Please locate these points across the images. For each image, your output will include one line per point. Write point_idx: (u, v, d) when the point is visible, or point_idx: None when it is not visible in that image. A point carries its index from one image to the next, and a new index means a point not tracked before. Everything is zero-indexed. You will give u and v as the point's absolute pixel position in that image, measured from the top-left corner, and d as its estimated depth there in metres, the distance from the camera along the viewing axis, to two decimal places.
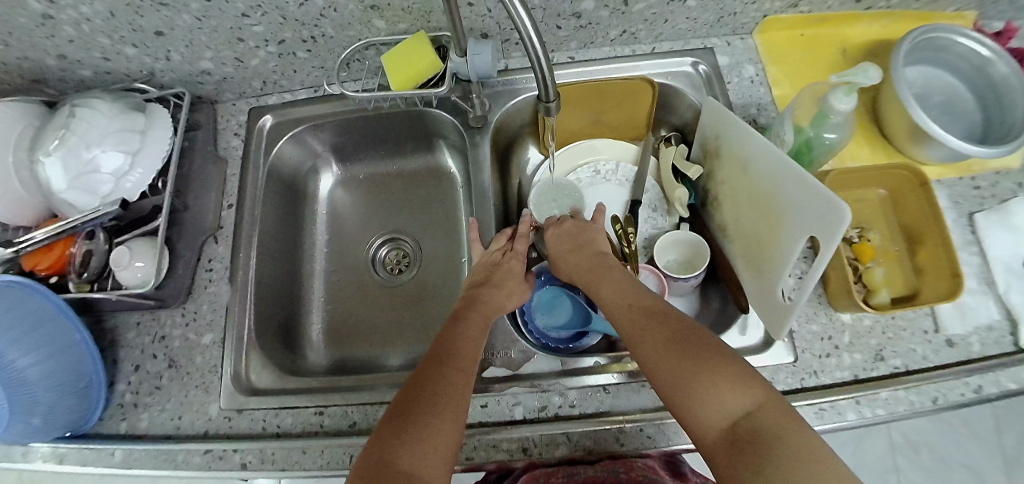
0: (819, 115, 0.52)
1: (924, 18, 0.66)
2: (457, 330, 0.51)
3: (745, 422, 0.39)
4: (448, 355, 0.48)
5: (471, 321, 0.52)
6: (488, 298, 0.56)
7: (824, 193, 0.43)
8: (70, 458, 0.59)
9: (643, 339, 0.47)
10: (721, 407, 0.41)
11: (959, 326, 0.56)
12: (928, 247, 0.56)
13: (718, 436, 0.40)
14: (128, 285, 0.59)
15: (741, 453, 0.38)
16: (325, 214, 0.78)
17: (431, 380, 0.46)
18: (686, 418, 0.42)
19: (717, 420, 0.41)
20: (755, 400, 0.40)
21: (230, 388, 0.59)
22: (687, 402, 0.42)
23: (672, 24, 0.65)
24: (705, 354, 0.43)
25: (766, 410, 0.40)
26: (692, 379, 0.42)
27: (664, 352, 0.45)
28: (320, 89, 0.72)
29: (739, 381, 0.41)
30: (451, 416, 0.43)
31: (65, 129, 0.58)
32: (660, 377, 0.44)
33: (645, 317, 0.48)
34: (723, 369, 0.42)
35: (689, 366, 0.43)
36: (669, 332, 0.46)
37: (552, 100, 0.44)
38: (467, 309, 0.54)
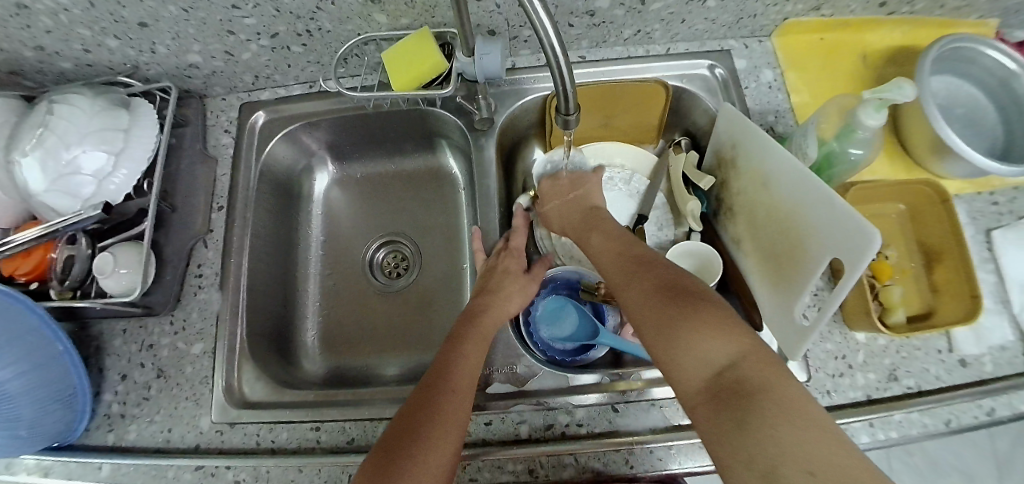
0: (846, 129, 0.49)
1: (949, 24, 0.63)
2: (456, 349, 0.48)
3: (728, 370, 0.36)
4: (446, 376, 0.45)
5: (471, 338, 0.50)
6: (490, 313, 0.53)
7: (852, 216, 0.41)
8: (55, 471, 0.56)
9: (633, 289, 0.46)
10: (704, 353, 0.38)
11: (974, 346, 0.55)
12: (947, 266, 0.54)
13: (700, 385, 0.37)
14: (113, 293, 0.56)
15: (719, 401, 0.35)
16: (320, 215, 0.74)
17: (426, 405, 0.43)
18: (667, 369, 0.40)
19: (700, 368, 0.38)
20: (741, 348, 0.37)
21: (221, 401, 0.57)
22: (669, 347, 0.40)
23: (689, 25, 0.62)
24: (692, 304, 0.41)
25: (747, 357, 0.36)
26: (676, 327, 0.40)
27: (648, 298, 0.44)
28: (315, 85, 0.68)
29: (728, 329, 0.38)
30: (451, 430, 0.41)
31: (43, 128, 0.54)
32: (646, 323, 0.43)
33: (634, 273, 0.47)
34: (709, 315, 0.39)
35: (672, 310, 0.41)
36: (658, 282, 0.45)
37: (572, 113, 0.41)
38: (466, 324, 0.52)
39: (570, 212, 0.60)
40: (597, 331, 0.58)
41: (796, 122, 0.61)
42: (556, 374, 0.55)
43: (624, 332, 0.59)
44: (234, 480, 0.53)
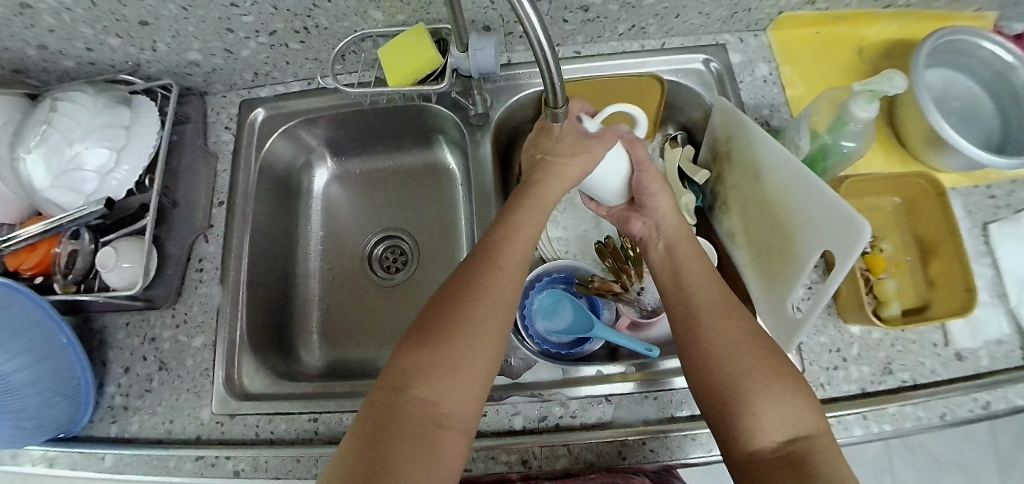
0: (838, 122, 0.50)
1: (947, 17, 0.63)
2: (477, 310, 0.42)
3: (804, 443, 0.36)
4: (465, 345, 0.40)
5: (494, 293, 0.43)
6: (514, 263, 0.46)
7: (843, 208, 0.42)
8: (59, 462, 0.57)
9: (719, 323, 0.42)
10: (786, 417, 0.37)
11: (969, 340, 0.54)
12: (942, 259, 0.54)
13: (769, 445, 0.37)
14: (116, 287, 0.57)
15: (788, 467, 0.35)
16: (320, 210, 0.75)
17: (441, 377, 0.39)
18: (736, 415, 0.38)
19: (776, 428, 0.37)
20: (817, 425, 0.38)
21: (222, 392, 0.58)
22: (751, 397, 0.38)
23: (684, 19, 0.62)
24: (781, 362, 0.40)
25: (823, 439, 0.37)
26: (765, 382, 0.38)
27: (739, 340, 0.41)
28: (313, 81, 0.69)
29: (809, 402, 0.38)
30: (480, 351, 0.40)
31: (47, 125, 0.55)
32: (728, 361, 0.40)
33: (725, 308, 0.43)
34: (797, 382, 0.39)
35: (765, 362, 0.39)
36: (749, 327, 0.42)
37: (561, 105, 0.42)
38: (492, 273, 0.44)
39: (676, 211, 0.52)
40: (592, 325, 0.57)
41: (791, 115, 0.61)
42: (551, 366, 0.56)
43: (618, 325, 0.60)
44: (234, 470, 0.54)
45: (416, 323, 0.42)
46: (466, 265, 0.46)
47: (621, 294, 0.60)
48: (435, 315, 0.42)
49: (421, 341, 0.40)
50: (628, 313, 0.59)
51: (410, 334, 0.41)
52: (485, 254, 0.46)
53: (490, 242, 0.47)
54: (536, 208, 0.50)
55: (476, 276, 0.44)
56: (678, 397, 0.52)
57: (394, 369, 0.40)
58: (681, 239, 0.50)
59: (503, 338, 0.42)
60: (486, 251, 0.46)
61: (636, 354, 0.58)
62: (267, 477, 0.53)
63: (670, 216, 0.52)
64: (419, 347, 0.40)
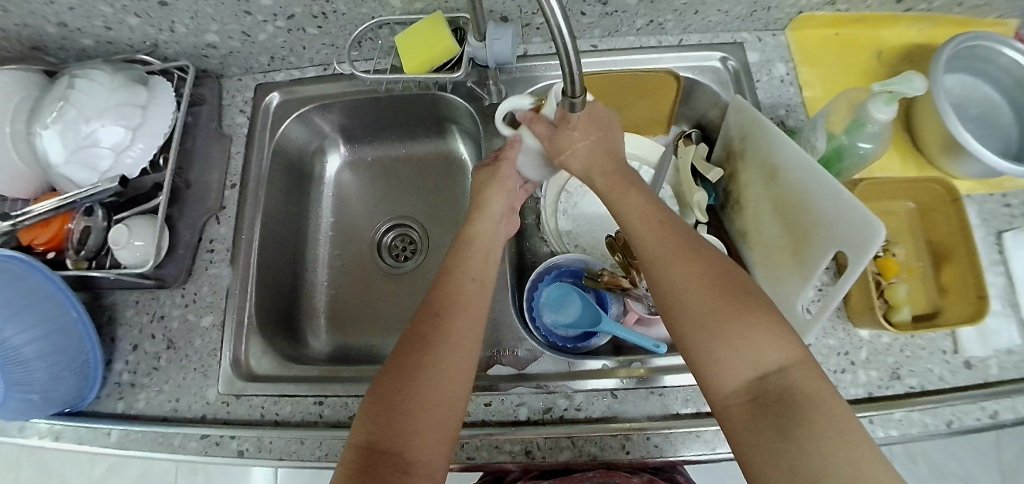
0: (856, 123, 0.49)
1: (968, 22, 0.62)
2: (431, 357, 0.42)
3: (775, 378, 0.36)
4: (424, 393, 0.40)
5: (447, 339, 0.43)
6: (466, 305, 0.46)
7: (858, 210, 0.41)
8: (65, 435, 0.58)
9: (671, 270, 0.41)
10: (752, 357, 0.36)
11: (979, 348, 0.54)
12: (955, 265, 0.54)
13: (741, 388, 0.37)
14: (128, 264, 0.58)
15: (765, 411, 0.35)
16: (331, 196, 0.75)
17: (405, 425, 0.39)
18: (703, 365, 0.38)
19: (744, 371, 0.37)
20: (791, 356, 0.36)
21: (229, 373, 0.58)
22: (713, 345, 0.38)
23: (702, 16, 0.62)
24: (742, 299, 0.39)
25: (800, 367, 0.36)
26: (724, 326, 0.38)
27: (694, 287, 0.40)
28: (329, 67, 0.69)
29: (778, 333, 0.37)
30: (440, 399, 0.40)
31: (64, 101, 0.56)
32: (685, 311, 0.40)
33: (679, 253, 0.42)
34: (760, 316, 0.38)
35: (724, 306, 0.38)
36: (704, 270, 0.41)
37: (579, 95, 0.42)
38: (440, 318, 0.45)
39: (602, 164, 0.51)
40: (599, 319, 0.58)
41: (807, 116, 0.61)
42: (557, 358, 0.56)
43: (625, 320, 0.60)
44: (238, 450, 0.54)
45: (377, 379, 0.42)
46: (417, 313, 0.46)
47: (630, 289, 0.59)
48: (393, 369, 0.42)
49: (383, 395, 0.41)
50: (635, 309, 0.59)
51: (372, 392, 0.42)
52: (436, 300, 0.46)
53: (438, 289, 0.47)
54: (476, 251, 0.51)
55: (426, 326, 0.44)
56: (683, 394, 0.52)
57: (360, 429, 0.40)
58: (618, 179, 0.49)
59: (462, 379, 0.42)
60: (435, 297, 0.47)
61: (642, 349, 0.59)
62: (270, 458, 0.54)
63: (606, 164, 0.51)
64: (381, 401, 0.40)
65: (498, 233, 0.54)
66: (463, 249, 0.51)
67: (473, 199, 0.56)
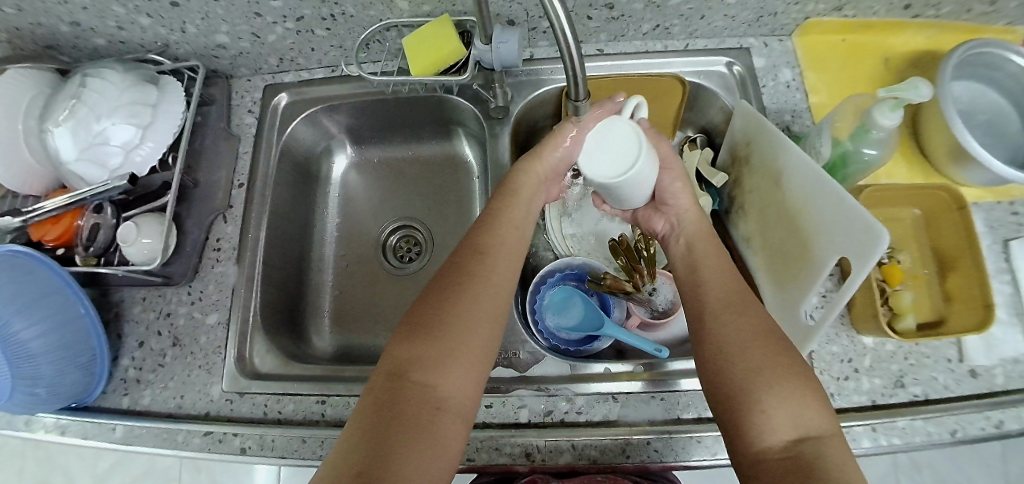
0: (861, 129, 0.49)
1: (976, 29, 0.62)
2: (470, 295, 0.43)
3: (811, 443, 0.35)
4: (460, 332, 0.41)
5: (485, 280, 0.44)
6: (504, 250, 0.47)
7: (862, 215, 0.41)
8: (71, 430, 0.59)
9: (736, 317, 0.42)
10: (800, 417, 0.36)
11: (985, 357, 0.53)
12: (961, 273, 0.53)
13: (778, 443, 0.36)
14: (135, 261, 0.58)
15: (796, 470, 0.34)
16: (338, 197, 0.76)
17: (441, 360, 0.39)
18: (745, 408, 0.37)
19: (785, 425, 0.36)
20: (827, 427, 0.36)
21: (233, 370, 0.58)
22: (764, 393, 0.37)
23: (709, 21, 0.62)
24: (801, 365, 0.39)
25: (834, 441, 0.36)
26: (779, 379, 0.38)
27: (757, 335, 0.40)
28: (337, 69, 0.69)
29: (824, 406, 0.37)
30: (477, 338, 0.41)
31: (76, 100, 0.57)
32: (743, 354, 0.39)
33: (736, 306, 0.43)
34: (814, 386, 0.38)
35: (774, 364, 0.38)
36: (767, 324, 0.41)
37: (581, 97, 0.42)
38: (483, 257, 0.45)
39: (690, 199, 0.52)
40: (602, 323, 0.58)
41: (812, 122, 0.61)
42: (559, 360, 0.56)
43: (628, 324, 0.60)
44: (241, 447, 0.55)
45: (413, 309, 0.43)
46: (456, 252, 0.47)
47: (633, 293, 0.59)
48: (428, 303, 0.43)
49: (417, 326, 0.41)
50: (639, 313, 0.59)
51: (407, 321, 0.43)
52: (476, 240, 0.47)
53: (478, 229, 0.48)
54: (519, 200, 0.51)
55: (467, 262, 0.45)
56: (686, 399, 0.52)
57: (393, 356, 0.41)
58: (701, 232, 0.51)
59: (497, 324, 0.43)
60: (474, 239, 0.47)
61: (646, 355, 0.58)
62: (273, 456, 0.54)
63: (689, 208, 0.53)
64: (416, 331, 0.41)
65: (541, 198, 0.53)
66: (503, 195, 0.51)
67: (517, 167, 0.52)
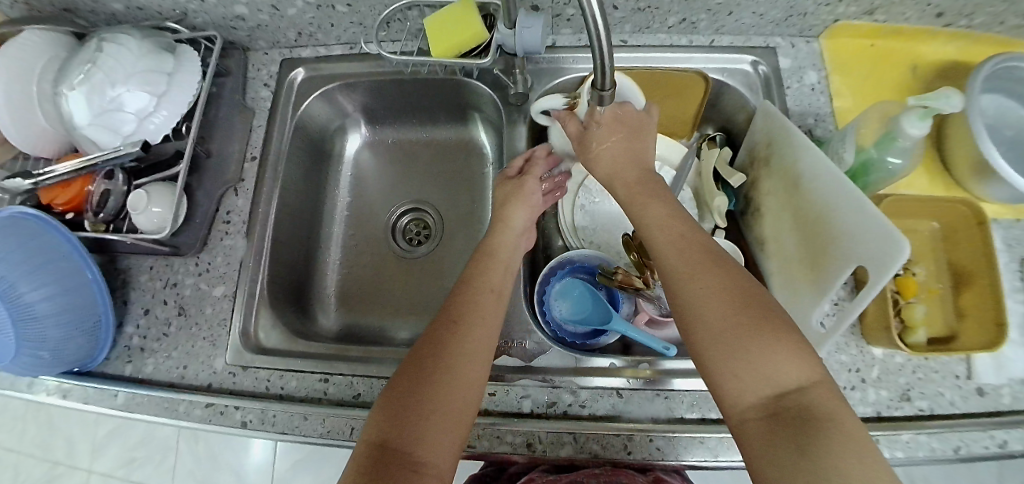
0: (886, 138, 0.48)
1: (1009, 42, 0.60)
2: (447, 363, 0.43)
3: (793, 396, 0.35)
4: (439, 398, 0.41)
5: (463, 347, 0.44)
6: (482, 315, 0.47)
7: (885, 225, 0.41)
8: (73, 394, 0.59)
9: (692, 284, 0.40)
10: (773, 374, 0.36)
11: (994, 376, 0.53)
12: (975, 289, 0.53)
13: (756, 402, 0.36)
14: (145, 230, 0.58)
15: (782, 427, 0.34)
16: (349, 176, 0.76)
17: (418, 427, 0.40)
18: (719, 378, 0.37)
19: (761, 384, 0.36)
20: (809, 376, 0.36)
21: (237, 344, 0.58)
22: (732, 359, 0.37)
23: (736, 18, 0.61)
24: (766, 317, 0.38)
25: (817, 388, 0.35)
26: (744, 343, 0.37)
27: (712, 300, 0.39)
28: (356, 46, 0.68)
29: (799, 353, 0.37)
30: (455, 403, 0.41)
31: (92, 64, 0.56)
32: (704, 324, 0.39)
33: (703, 265, 0.41)
34: (783, 335, 0.37)
35: (743, 320, 0.38)
36: (725, 281, 0.40)
37: (607, 88, 0.41)
38: (458, 326, 0.46)
39: (624, 165, 0.50)
40: (609, 318, 0.57)
41: (836, 127, 0.60)
42: (564, 353, 0.56)
43: (636, 320, 0.60)
44: (242, 421, 0.55)
45: (392, 380, 0.43)
46: (436, 320, 0.47)
47: (642, 290, 0.59)
48: (408, 373, 0.43)
49: (395, 396, 0.42)
50: (647, 309, 0.59)
51: (386, 392, 0.43)
52: (454, 308, 0.47)
53: (457, 295, 0.49)
54: (497, 261, 0.52)
55: (443, 330, 0.45)
56: (690, 399, 0.52)
57: (372, 426, 0.41)
58: (639, 188, 0.48)
59: (474, 388, 0.43)
60: (451, 306, 0.48)
61: (653, 352, 0.58)
62: (274, 431, 0.54)
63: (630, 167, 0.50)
64: (394, 401, 0.41)
65: (520, 246, 0.56)
66: (483, 260, 0.52)
67: (496, 213, 0.57)
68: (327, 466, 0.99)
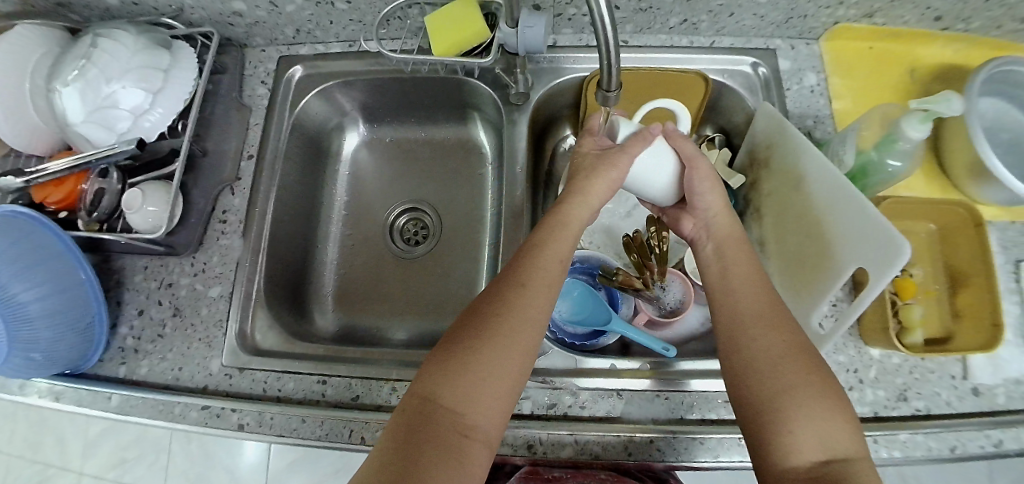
0: (886, 140, 0.49)
1: (1005, 46, 0.61)
2: (507, 327, 0.41)
3: (840, 463, 0.36)
4: (493, 362, 0.40)
5: (524, 313, 0.42)
6: (547, 279, 0.44)
7: (886, 228, 0.41)
8: (66, 397, 0.58)
9: (764, 338, 0.41)
10: (827, 440, 0.36)
11: (989, 376, 0.53)
12: (972, 290, 0.53)
13: (805, 462, 0.36)
14: (139, 229, 0.57)
15: None
16: (347, 175, 0.75)
17: (470, 388, 0.39)
18: (773, 429, 0.37)
19: (814, 447, 0.36)
20: (858, 449, 0.37)
21: (234, 345, 0.58)
22: (792, 415, 0.37)
23: (736, 19, 0.61)
24: (829, 387, 0.39)
25: (865, 463, 0.36)
26: (805, 404, 0.37)
27: (785, 357, 0.40)
28: (355, 44, 0.68)
29: (853, 428, 0.37)
30: (507, 375, 0.40)
31: (86, 60, 0.55)
32: (772, 376, 0.39)
33: (777, 324, 0.42)
34: (842, 407, 0.38)
35: (809, 383, 0.38)
36: (796, 344, 0.41)
37: (614, 89, 0.40)
38: (522, 290, 0.43)
39: (723, 212, 0.50)
40: (609, 318, 0.57)
41: (835, 129, 0.60)
42: (564, 354, 0.56)
43: (635, 321, 0.59)
44: (238, 423, 0.54)
45: (448, 333, 0.42)
46: (501, 277, 0.45)
47: (642, 290, 0.59)
48: (465, 330, 0.41)
49: (449, 353, 0.40)
50: (646, 310, 0.59)
51: (438, 346, 0.42)
52: (521, 268, 0.45)
53: (525, 256, 0.46)
54: (568, 233, 0.48)
55: (507, 293, 0.43)
56: (690, 400, 0.52)
57: (421, 379, 0.40)
58: (735, 240, 0.49)
59: (529, 356, 0.41)
60: (517, 266, 0.45)
61: (653, 354, 0.58)
62: (270, 433, 0.53)
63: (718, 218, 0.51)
64: (447, 358, 0.40)
65: (592, 222, 0.51)
66: (554, 226, 0.48)
67: (574, 181, 0.51)
68: (322, 466, 0.98)
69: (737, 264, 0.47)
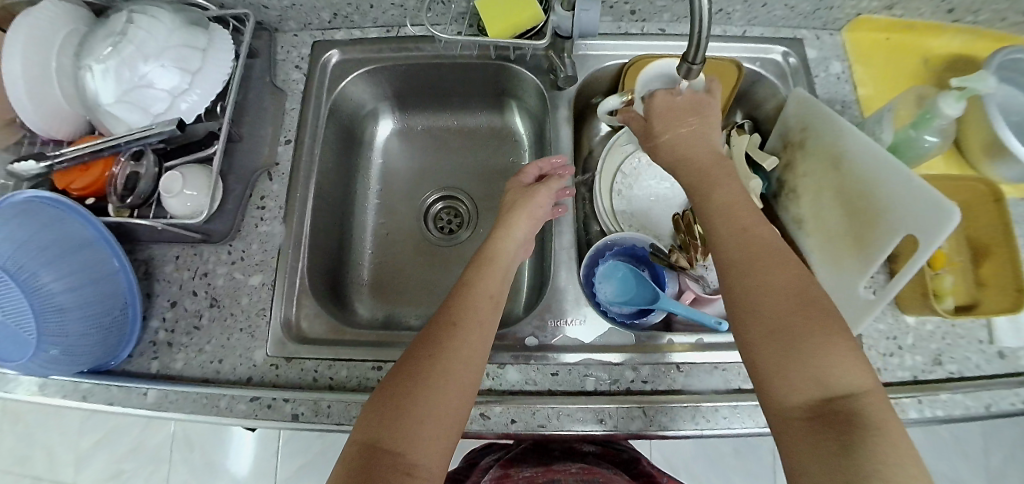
0: (923, 118, 0.52)
1: (1009, 38, 0.66)
2: (442, 363, 0.41)
3: (842, 401, 0.35)
4: (433, 400, 0.39)
5: (458, 349, 0.43)
6: (478, 319, 0.45)
7: (930, 193, 0.44)
8: (93, 395, 0.54)
9: (755, 277, 0.40)
10: (828, 376, 0.36)
11: (1014, 339, 0.57)
12: (995, 260, 0.57)
13: (804, 403, 0.36)
14: (176, 215, 0.55)
15: (826, 429, 0.34)
16: (378, 164, 0.74)
17: (410, 429, 0.38)
18: (768, 373, 0.38)
19: (813, 386, 0.36)
20: (862, 382, 0.36)
21: (279, 335, 0.56)
22: (786, 356, 0.37)
23: (769, 9, 0.64)
24: (818, 318, 0.38)
25: (869, 396, 0.35)
26: (798, 340, 0.37)
27: (773, 298, 0.39)
28: (393, 29, 0.67)
29: (855, 358, 0.36)
30: (447, 414, 0.40)
31: (121, 36, 0.52)
32: (760, 318, 0.39)
33: (763, 260, 0.41)
34: (840, 340, 0.37)
35: (799, 321, 0.38)
36: (787, 280, 0.40)
37: (697, 62, 0.41)
38: (453, 329, 0.44)
39: (693, 141, 0.50)
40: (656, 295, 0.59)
41: (861, 113, 0.64)
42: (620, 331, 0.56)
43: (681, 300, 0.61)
44: (292, 414, 0.52)
45: (386, 379, 0.42)
46: (432, 321, 0.45)
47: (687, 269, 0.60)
48: (402, 370, 0.41)
49: (387, 397, 0.40)
50: (692, 288, 0.60)
51: (378, 391, 0.41)
52: (450, 311, 0.46)
53: (453, 299, 0.47)
54: (495, 268, 0.51)
55: (438, 333, 0.44)
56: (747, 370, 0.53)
57: (362, 425, 0.39)
58: (713, 169, 0.48)
59: (468, 389, 0.42)
60: (449, 306, 0.46)
61: (700, 328, 0.59)
62: (328, 423, 0.51)
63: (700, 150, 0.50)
64: (385, 402, 0.40)
65: (518, 256, 0.55)
66: (479, 265, 0.51)
67: (503, 219, 0.57)
68: None
69: (723, 197, 0.46)
